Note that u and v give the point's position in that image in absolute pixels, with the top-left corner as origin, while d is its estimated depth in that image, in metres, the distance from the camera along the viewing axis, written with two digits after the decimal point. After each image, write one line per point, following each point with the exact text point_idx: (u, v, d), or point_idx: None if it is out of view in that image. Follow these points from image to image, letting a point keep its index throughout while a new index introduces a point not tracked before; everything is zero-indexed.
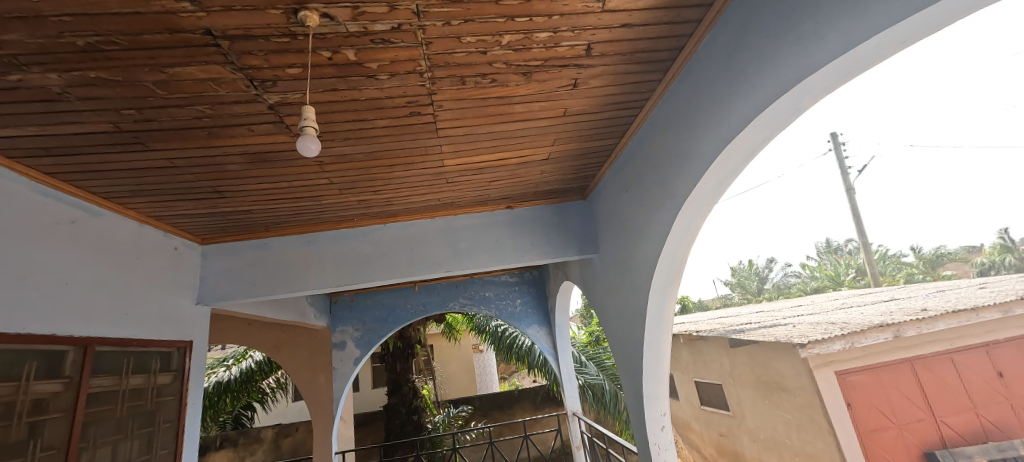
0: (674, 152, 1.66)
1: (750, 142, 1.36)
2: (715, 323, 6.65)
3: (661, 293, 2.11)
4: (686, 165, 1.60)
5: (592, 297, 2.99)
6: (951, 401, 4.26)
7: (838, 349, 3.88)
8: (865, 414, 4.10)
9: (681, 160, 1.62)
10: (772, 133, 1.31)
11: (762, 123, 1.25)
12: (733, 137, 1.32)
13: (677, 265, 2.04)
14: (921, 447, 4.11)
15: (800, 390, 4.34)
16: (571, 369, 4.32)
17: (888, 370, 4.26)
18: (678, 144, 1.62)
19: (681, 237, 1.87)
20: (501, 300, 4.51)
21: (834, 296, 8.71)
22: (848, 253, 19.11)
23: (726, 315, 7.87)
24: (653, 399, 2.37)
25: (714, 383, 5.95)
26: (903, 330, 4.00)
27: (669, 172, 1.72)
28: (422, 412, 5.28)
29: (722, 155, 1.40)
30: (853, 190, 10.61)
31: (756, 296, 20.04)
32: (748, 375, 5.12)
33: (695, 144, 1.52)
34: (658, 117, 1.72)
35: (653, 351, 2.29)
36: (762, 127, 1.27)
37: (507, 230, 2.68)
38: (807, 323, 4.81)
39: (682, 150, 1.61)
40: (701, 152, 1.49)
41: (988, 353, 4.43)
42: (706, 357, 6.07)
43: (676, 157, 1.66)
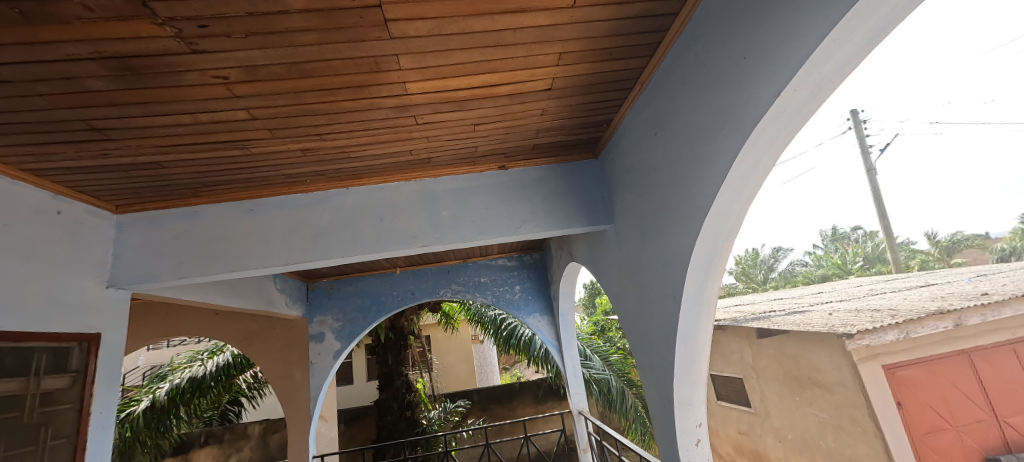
0: (746, 50, 1.16)
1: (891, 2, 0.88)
2: (731, 311, 6.11)
3: (703, 269, 1.60)
4: (765, 66, 1.11)
5: (604, 281, 2.47)
6: (1015, 399, 3.85)
7: (891, 340, 3.44)
8: (919, 415, 3.69)
9: (757, 61, 1.14)
10: None
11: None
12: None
13: (729, 230, 1.53)
14: (981, 451, 3.72)
15: (838, 386, 3.91)
16: (577, 363, 3.80)
17: (942, 364, 3.85)
18: (753, 38, 1.14)
19: (740, 187, 1.37)
20: (498, 287, 4.00)
21: (854, 283, 8.13)
22: (858, 241, 18.58)
23: (741, 303, 7.34)
24: (687, 406, 1.86)
25: (733, 376, 5.44)
26: (963, 317, 3.61)
27: (734, 85, 1.23)
28: (416, 408, 4.79)
29: (841, 28, 0.92)
30: (874, 171, 10.01)
31: (762, 286, 19.30)
32: (775, 369, 4.64)
33: (788, 25, 1.04)
34: (717, 9, 1.23)
35: (688, 344, 1.77)
36: None
37: (500, 195, 2.15)
38: (842, 310, 4.31)
39: (760, 45, 1.12)
40: (799, 34, 1.01)
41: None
42: (724, 348, 5.54)
43: (747, 58, 1.17)
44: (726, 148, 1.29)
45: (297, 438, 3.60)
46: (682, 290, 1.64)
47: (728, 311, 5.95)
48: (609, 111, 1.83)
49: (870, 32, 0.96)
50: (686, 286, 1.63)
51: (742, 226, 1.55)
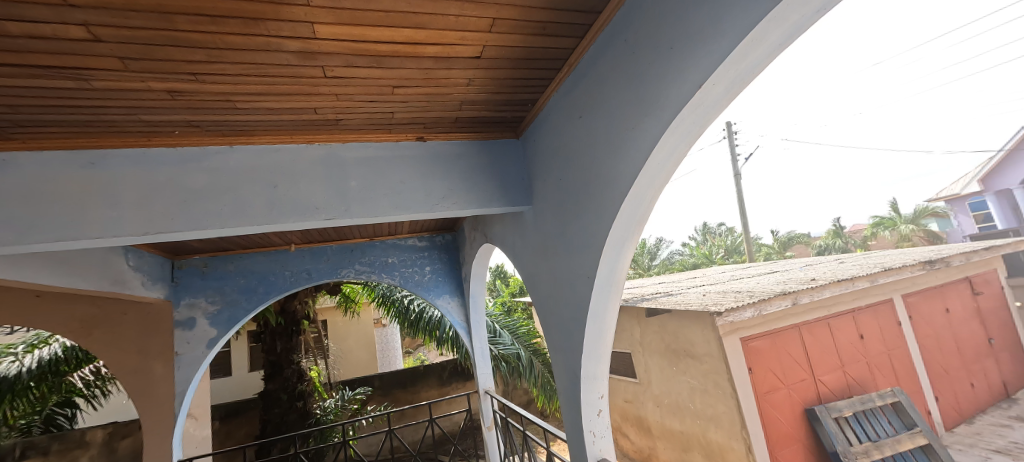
0: (672, 41, 1.20)
1: (797, 16, 0.99)
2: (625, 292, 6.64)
3: (616, 251, 1.67)
4: (689, 58, 1.16)
5: (518, 262, 2.47)
6: (827, 361, 4.75)
7: (748, 316, 4.01)
8: (762, 377, 4.36)
9: (681, 53, 1.18)
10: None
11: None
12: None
13: (640, 215, 1.60)
14: (803, 404, 4.50)
15: (706, 356, 4.47)
16: (485, 344, 3.79)
17: (782, 335, 4.61)
18: (679, 30, 1.18)
19: (656, 174, 1.43)
20: (407, 269, 3.82)
21: (721, 270, 9.37)
22: (722, 235, 21.39)
23: (632, 285, 8.01)
24: (592, 379, 1.94)
25: (622, 351, 5.92)
26: (800, 297, 4.32)
27: (658, 73, 1.26)
28: (309, 398, 4.41)
29: (760, 29, 0.99)
30: (739, 176, 11.59)
31: (647, 271, 20.78)
32: (658, 344, 5.16)
33: (712, 22, 1.09)
34: None
35: (596, 322, 1.84)
36: None
37: (417, 169, 2.01)
38: (713, 292, 4.92)
39: (685, 38, 1.17)
40: (722, 31, 1.06)
41: (854, 318, 5.08)
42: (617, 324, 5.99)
43: (671, 49, 1.21)
44: (646, 135, 1.34)
45: (155, 441, 3.08)
46: (596, 271, 1.69)
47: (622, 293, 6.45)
48: (536, 90, 1.80)
49: (780, 38, 1.04)
50: (599, 268, 1.68)
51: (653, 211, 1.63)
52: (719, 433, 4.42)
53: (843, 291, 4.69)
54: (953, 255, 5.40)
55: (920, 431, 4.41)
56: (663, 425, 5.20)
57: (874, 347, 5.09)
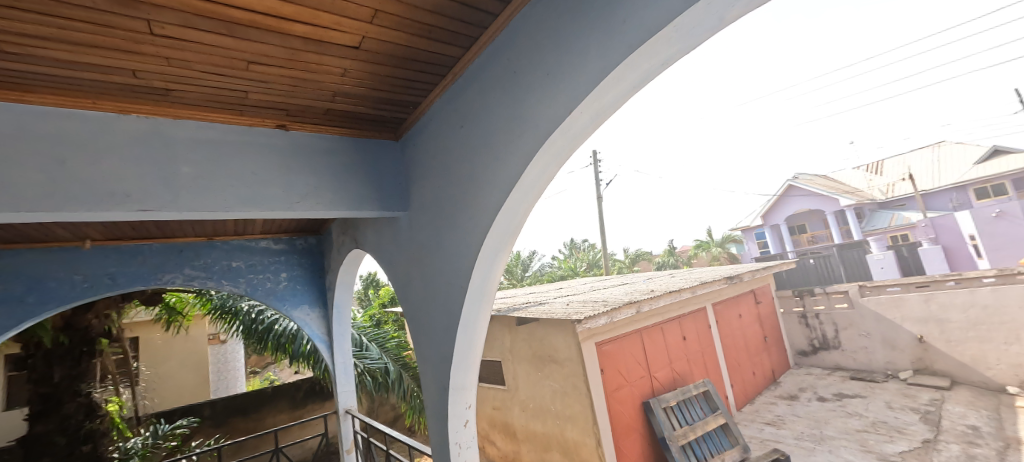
0: (549, 63, 1.25)
1: (654, 58, 1.10)
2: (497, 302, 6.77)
3: (488, 264, 1.66)
4: (563, 84, 1.21)
5: (390, 270, 2.32)
6: (658, 360, 5.38)
7: (602, 323, 4.37)
8: (610, 376, 4.78)
9: (557, 77, 1.23)
10: (685, 46, 1.08)
11: (687, 23, 1.01)
12: (644, 41, 1.03)
13: (514, 228, 1.61)
14: (641, 399, 5.01)
15: (568, 361, 4.76)
16: (347, 360, 3.48)
17: (627, 339, 5.13)
18: (558, 54, 1.23)
19: (530, 190, 1.47)
20: (256, 274, 3.34)
21: (584, 281, 10.18)
22: (587, 251, 23.40)
23: (505, 295, 8.22)
24: (459, 391, 1.90)
25: (493, 360, 6.00)
26: (641, 306, 4.84)
27: (535, 92, 1.30)
28: (104, 438, 3.55)
29: (622, 66, 1.08)
30: (601, 198, 12.83)
31: (519, 282, 21.68)
32: (525, 351, 5.34)
33: (583, 53, 1.16)
34: (533, 17, 1.29)
35: (466, 333, 1.80)
36: (683, 33, 1.03)
37: (274, 161, 1.76)
38: (576, 301, 5.28)
39: (560, 64, 1.22)
40: (591, 63, 1.13)
41: (678, 323, 5.82)
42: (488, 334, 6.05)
43: (548, 71, 1.25)
44: (521, 151, 1.36)
45: None
46: (468, 283, 1.67)
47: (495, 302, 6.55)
48: (418, 94, 1.72)
49: (641, 75, 1.15)
50: (471, 280, 1.65)
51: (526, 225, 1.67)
52: (575, 430, 4.72)
53: (672, 300, 5.39)
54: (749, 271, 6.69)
55: (721, 413, 5.12)
56: (527, 428, 5.38)
57: (693, 347, 5.83)
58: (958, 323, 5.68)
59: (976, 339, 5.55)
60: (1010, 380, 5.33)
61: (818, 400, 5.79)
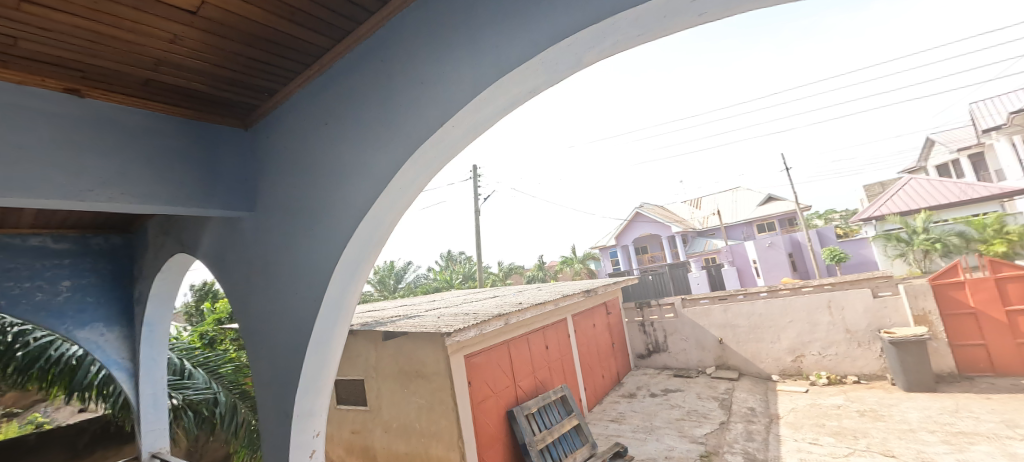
0: (423, 74, 1.28)
1: (520, 85, 1.21)
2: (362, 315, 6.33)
3: (349, 276, 1.57)
4: (437, 96, 1.25)
5: (226, 280, 2.03)
6: (523, 369, 5.62)
7: (471, 335, 4.38)
8: (477, 389, 4.84)
9: (429, 89, 1.27)
10: (547, 78, 1.22)
11: (550, 59, 1.14)
12: (508, 68, 1.14)
13: (377, 241, 1.57)
14: (507, 408, 5.16)
15: (435, 375, 4.69)
16: (160, 391, 3.01)
17: (495, 351, 5.25)
18: (432, 67, 1.27)
19: (397, 201, 1.45)
20: (23, 284, 2.61)
21: (457, 294, 10.21)
22: (463, 264, 23.59)
23: (373, 309, 7.78)
24: (305, 418, 1.72)
25: (353, 378, 5.57)
26: (511, 319, 4.99)
27: (407, 101, 1.31)
28: None
29: (491, 88, 1.17)
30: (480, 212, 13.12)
31: (392, 293, 20.84)
32: (390, 367, 5.12)
33: (455, 70, 1.22)
34: (409, 26, 1.32)
35: (319, 351, 1.66)
36: (545, 67, 1.16)
37: (66, 131, 1.44)
38: (447, 314, 5.24)
39: (434, 76, 1.26)
40: (464, 81, 1.20)
41: (542, 333, 6.17)
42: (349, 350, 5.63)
43: (422, 83, 1.28)
44: (390, 159, 1.35)
45: None
46: (323, 298, 1.54)
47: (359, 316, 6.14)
48: (273, 82, 1.59)
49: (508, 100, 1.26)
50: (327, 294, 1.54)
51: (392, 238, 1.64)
52: (439, 446, 4.65)
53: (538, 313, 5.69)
54: (601, 285, 7.45)
55: (574, 415, 5.49)
56: (390, 450, 5.12)
57: (552, 351, 6.27)
58: (743, 327, 7.08)
59: (756, 339, 6.98)
60: (775, 369, 6.85)
61: (650, 396, 6.65)
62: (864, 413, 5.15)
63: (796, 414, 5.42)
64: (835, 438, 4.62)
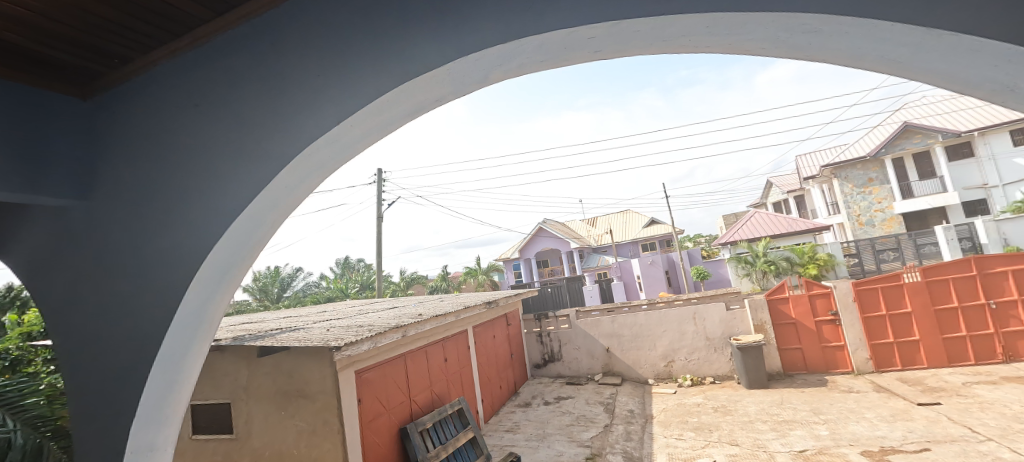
0: (319, 71, 1.30)
1: (421, 95, 1.32)
2: (232, 329, 5.55)
3: (216, 279, 1.47)
4: (332, 95, 1.29)
5: (40, 286, 1.70)
6: (420, 383, 5.41)
7: (364, 349, 4.08)
8: (368, 406, 4.55)
9: (324, 85, 1.30)
10: (446, 91, 1.35)
11: (452, 74, 1.27)
12: (411, 76, 1.23)
13: (252, 243, 1.51)
14: (399, 425, 4.91)
15: (320, 394, 4.29)
16: None
17: (390, 364, 4.99)
18: (329, 65, 1.30)
19: (281, 198, 1.43)
20: None
21: (350, 304, 9.60)
22: (359, 273, 22.37)
23: (249, 320, 6.94)
24: (144, 453, 1.51)
25: (219, 402, 4.80)
26: (408, 330, 4.76)
27: (299, 97, 1.32)
28: None
29: (391, 95, 1.26)
30: (381, 218, 12.61)
31: (274, 303, 18.97)
32: (267, 387, 4.56)
33: (352, 72, 1.27)
34: (304, 19, 1.33)
35: (170, 368, 1.49)
36: (445, 81, 1.29)
37: None
38: (338, 327, 4.87)
39: (329, 74, 1.29)
40: (362, 83, 1.26)
41: (443, 345, 6.04)
42: (213, 370, 4.84)
43: (318, 81, 1.30)
44: (277, 154, 1.33)
45: None
46: (181, 304, 1.42)
47: (230, 330, 5.39)
48: (133, 46, 1.45)
49: (407, 107, 1.37)
50: (187, 300, 1.42)
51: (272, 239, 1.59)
52: None
53: (438, 324, 5.58)
54: (504, 297, 7.54)
55: (470, 428, 5.50)
56: None
57: (453, 364, 6.15)
58: (627, 337, 7.71)
59: (637, 347, 7.64)
60: (651, 374, 7.55)
61: (544, 404, 6.90)
62: (717, 409, 5.91)
63: (666, 413, 6.04)
64: (695, 433, 5.22)
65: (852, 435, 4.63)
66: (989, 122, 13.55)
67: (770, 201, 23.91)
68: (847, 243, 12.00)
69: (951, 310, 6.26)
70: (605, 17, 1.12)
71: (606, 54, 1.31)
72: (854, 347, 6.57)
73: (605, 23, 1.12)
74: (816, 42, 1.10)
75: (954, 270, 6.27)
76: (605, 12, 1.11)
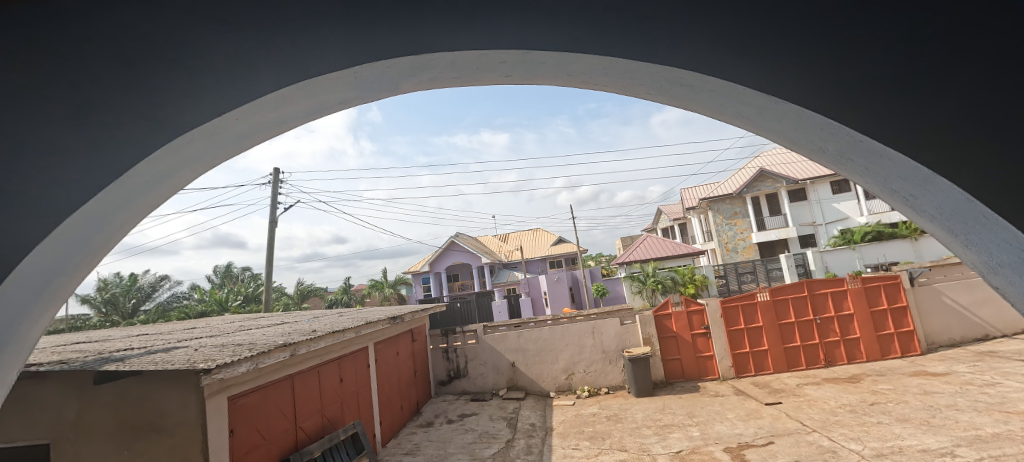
0: (199, 56, 1.19)
1: (327, 94, 1.32)
2: (61, 350, 4.57)
3: (34, 289, 1.17)
4: (215, 84, 1.21)
5: None
6: (308, 407, 4.94)
7: (241, 371, 3.59)
8: (242, 437, 4.01)
9: (206, 74, 1.20)
10: (352, 93, 1.37)
11: (363, 78, 1.29)
12: (319, 75, 1.22)
13: (94, 244, 1.25)
14: (281, 456, 4.41)
15: (178, 427, 3.64)
16: None
17: (273, 387, 4.49)
18: (211, 52, 1.19)
19: (140, 193, 1.24)
20: None
21: (230, 319, 8.58)
22: (243, 285, 20.17)
23: (94, 338, 5.85)
24: None
25: (41, 440, 3.94)
26: (298, 348, 4.35)
27: (172, 86, 1.19)
28: None
29: (286, 92, 1.23)
30: (275, 224, 11.58)
31: (128, 318, 16.27)
32: (108, 421, 3.80)
33: (239, 65, 1.21)
34: None
35: None
36: (353, 83, 1.30)
37: None
38: (208, 346, 4.25)
39: (212, 62, 1.20)
40: (252, 76, 1.21)
41: (339, 364, 5.64)
42: (30, 405, 4.00)
43: (199, 69, 1.20)
44: (137, 145, 1.18)
45: None
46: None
47: (63, 351, 4.46)
48: None
49: (308, 107, 1.36)
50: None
51: (122, 240, 1.38)
52: None
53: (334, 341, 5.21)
54: (408, 312, 7.30)
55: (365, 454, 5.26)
56: None
57: (349, 385, 5.76)
58: (531, 351, 7.91)
59: (540, 361, 7.87)
60: (552, 387, 7.81)
61: (448, 422, 6.77)
62: (610, 418, 6.28)
63: (565, 424, 6.26)
64: (590, 442, 5.49)
65: (717, 435, 5.21)
66: (818, 172, 16.46)
67: (660, 226, 26.38)
68: (718, 266, 13.62)
69: (790, 324, 7.42)
70: (513, 43, 1.22)
71: (508, 79, 1.42)
72: (720, 357, 7.41)
73: (513, 50, 1.23)
74: (687, 94, 1.27)
75: (792, 290, 7.46)
76: (513, 37, 1.21)
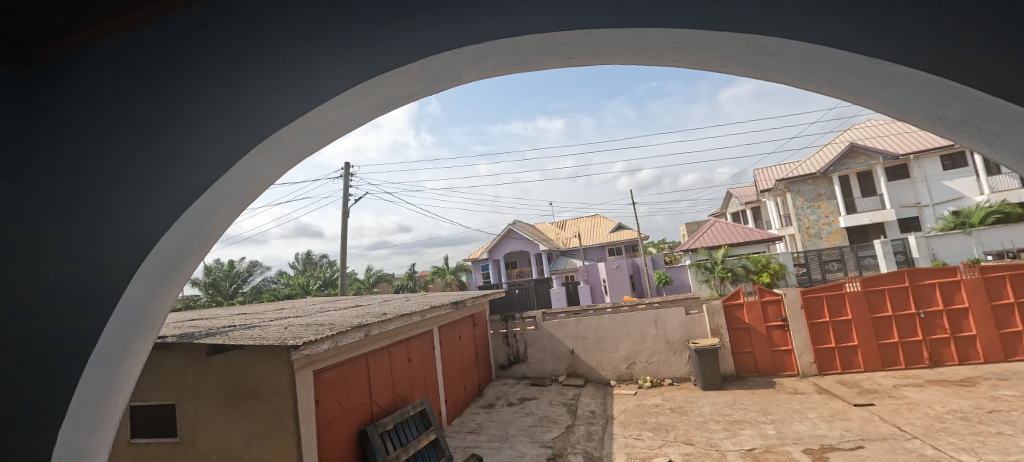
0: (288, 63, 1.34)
1: (395, 89, 1.40)
2: (179, 326, 5.21)
3: (164, 270, 1.42)
4: (299, 86, 1.34)
5: None
6: (381, 384, 5.25)
7: (325, 349, 3.88)
8: (326, 408, 4.34)
9: (293, 77, 1.35)
10: (418, 88, 1.43)
11: (427, 71, 1.35)
12: (387, 71, 1.30)
13: (206, 232, 1.47)
14: (359, 427, 4.74)
15: (274, 396, 4.02)
16: None
17: (351, 364, 4.82)
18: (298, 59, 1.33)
19: (241, 187, 1.44)
20: None
21: (310, 301, 9.29)
22: (321, 271, 21.76)
23: (200, 317, 6.58)
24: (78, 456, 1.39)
25: (165, 402, 4.51)
26: (371, 329, 4.60)
27: (267, 91, 1.36)
28: None
29: (358, 89, 1.33)
30: (348, 214, 12.35)
31: (227, 299, 18.20)
32: (217, 388, 4.28)
33: (320, 68, 1.33)
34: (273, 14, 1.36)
35: (109, 362, 1.39)
36: (418, 76, 1.36)
37: None
38: (296, 324, 4.66)
39: (300, 67, 1.34)
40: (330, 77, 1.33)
41: (407, 345, 5.92)
42: (155, 371, 4.59)
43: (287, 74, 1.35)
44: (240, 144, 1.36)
45: None
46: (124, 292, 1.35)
47: (178, 326, 5.08)
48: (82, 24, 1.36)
49: (378, 103, 1.45)
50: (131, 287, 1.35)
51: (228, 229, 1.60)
52: None
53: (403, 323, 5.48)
54: (471, 298, 7.51)
55: (432, 429, 5.39)
56: None
57: (416, 364, 6.03)
58: (591, 338, 7.83)
59: (600, 349, 7.78)
60: (613, 376, 7.71)
61: (508, 405, 6.92)
62: (675, 410, 6.09)
63: (627, 413, 6.17)
64: (653, 433, 5.37)
65: (795, 434, 4.88)
66: (926, 146, 14.76)
67: (730, 210, 24.88)
68: (796, 253, 12.63)
69: (884, 317, 6.73)
70: (568, 25, 1.22)
71: (566, 64, 1.42)
72: (799, 350, 6.91)
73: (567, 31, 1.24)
74: (769, 63, 1.25)
75: (885, 280, 6.76)
76: (568, 20, 1.22)
